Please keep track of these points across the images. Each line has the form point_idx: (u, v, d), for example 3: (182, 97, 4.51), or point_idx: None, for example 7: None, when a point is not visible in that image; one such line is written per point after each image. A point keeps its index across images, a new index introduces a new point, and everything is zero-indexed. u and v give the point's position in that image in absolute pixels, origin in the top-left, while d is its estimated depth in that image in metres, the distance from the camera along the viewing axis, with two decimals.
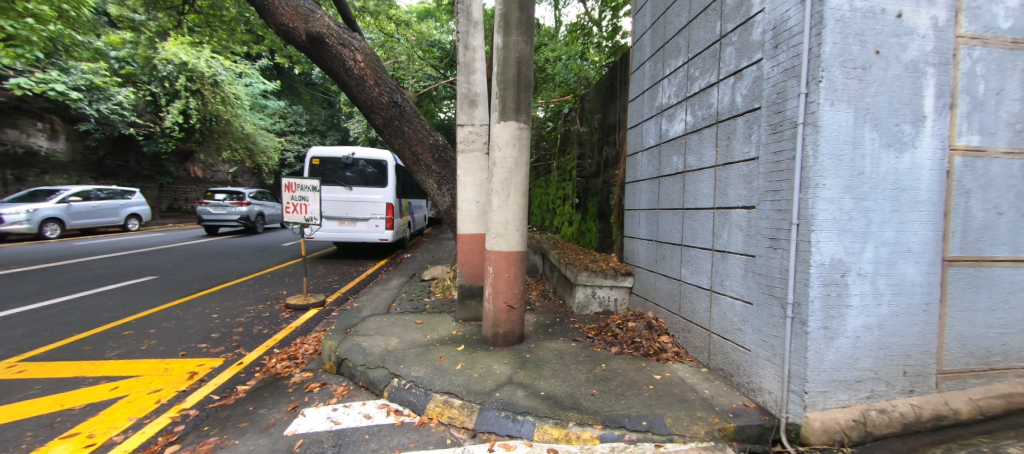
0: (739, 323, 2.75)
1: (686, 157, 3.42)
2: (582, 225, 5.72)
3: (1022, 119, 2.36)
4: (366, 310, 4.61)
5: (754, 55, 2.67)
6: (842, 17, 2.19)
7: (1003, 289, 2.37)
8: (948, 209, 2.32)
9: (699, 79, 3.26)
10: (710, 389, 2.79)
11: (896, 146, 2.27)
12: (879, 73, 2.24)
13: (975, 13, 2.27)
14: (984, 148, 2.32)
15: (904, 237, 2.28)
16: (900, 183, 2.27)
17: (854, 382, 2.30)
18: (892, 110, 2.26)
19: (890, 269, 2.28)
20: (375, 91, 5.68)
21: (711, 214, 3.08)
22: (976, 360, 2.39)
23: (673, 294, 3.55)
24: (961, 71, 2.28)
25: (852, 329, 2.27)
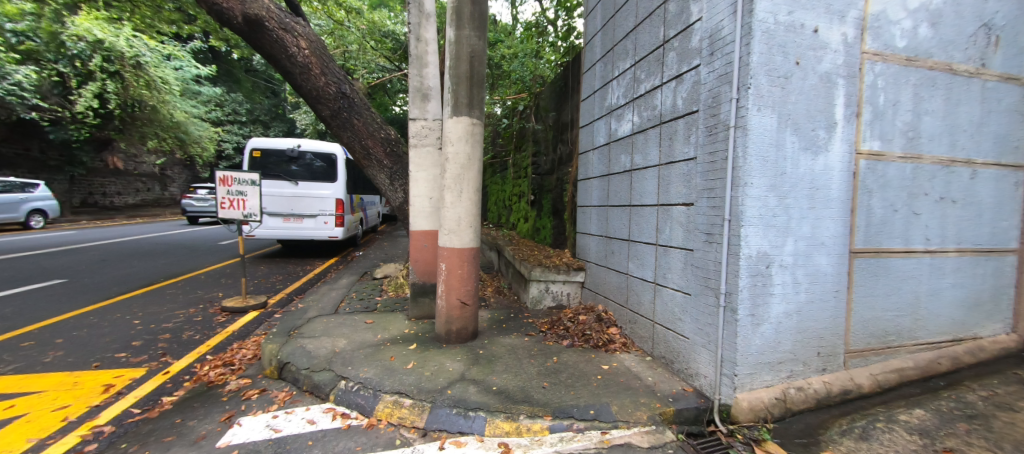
0: (679, 313, 2.93)
1: (632, 156, 3.57)
2: (537, 221, 5.80)
3: (915, 128, 2.65)
4: (312, 311, 4.39)
5: (693, 61, 2.84)
6: (768, 29, 2.38)
7: (898, 277, 2.68)
8: (854, 206, 2.59)
9: (644, 82, 3.41)
10: (653, 377, 2.95)
11: (812, 149, 2.51)
12: (799, 82, 2.46)
13: (877, 32, 2.55)
14: (884, 153, 2.61)
15: (819, 232, 2.53)
16: (815, 183, 2.52)
17: (777, 364, 2.52)
18: (810, 116, 2.50)
19: (807, 261, 2.52)
20: (321, 81, 5.39)
21: (654, 210, 3.24)
22: (877, 340, 2.69)
23: (621, 287, 3.70)
24: (865, 84, 2.55)
25: (775, 316, 2.49)
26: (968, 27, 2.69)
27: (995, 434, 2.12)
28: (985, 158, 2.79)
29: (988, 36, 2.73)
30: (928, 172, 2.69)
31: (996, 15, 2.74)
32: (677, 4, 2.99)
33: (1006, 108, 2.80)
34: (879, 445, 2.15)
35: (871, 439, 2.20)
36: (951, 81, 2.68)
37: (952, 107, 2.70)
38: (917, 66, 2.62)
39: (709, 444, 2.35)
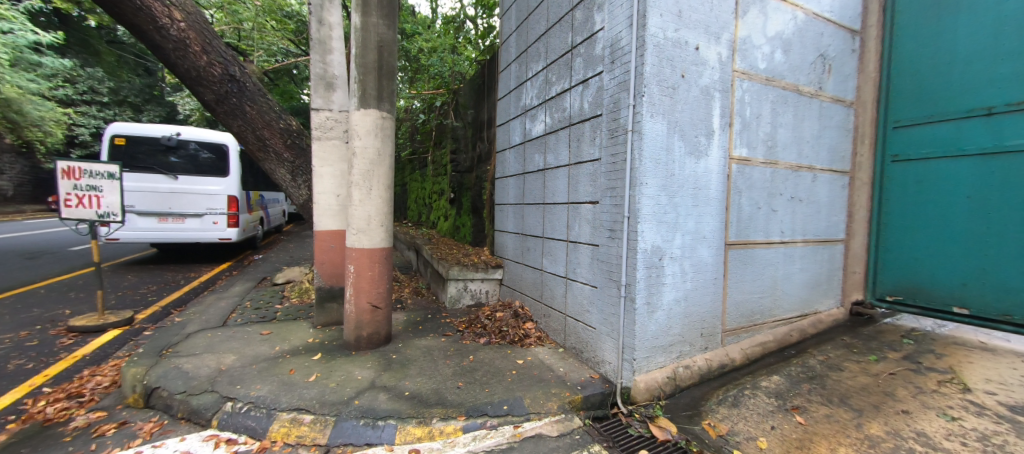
0: (587, 305, 3.11)
1: (545, 156, 3.70)
2: (457, 220, 5.73)
3: (772, 139, 3.12)
4: (194, 325, 3.82)
5: (597, 68, 3.01)
6: (658, 44, 2.62)
7: (761, 264, 3.14)
8: (728, 205, 2.97)
9: (555, 84, 3.55)
10: (564, 367, 3.09)
11: (695, 154, 2.82)
12: (684, 94, 2.75)
13: (744, 54, 2.95)
14: (750, 159, 3.03)
15: (701, 227, 2.87)
16: (698, 184, 2.84)
17: (669, 346, 2.80)
18: (693, 124, 2.80)
19: (692, 253, 2.84)
20: (202, 60, 4.76)
21: (565, 208, 3.40)
22: (746, 319, 3.13)
23: (536, 283, 3.82)
24: (735, 98, 2.94)
25: (667, 303, 2.76)
26: (810, 56, 3.24)
27: (827, 391, 2.61)
28: (822, 165, 3.39)
29: (824, 65, 3.31)
30: (782, 176, 3.19)
31: (829, 47, 3.33)
32: (583, 12, 3.15)
33: (836, 124, 3.43)
34: (746, 411, 2.52)
35: (740, 405, 2.57)
36: (798, 100, 3.21)
37: (799, 121, 3.23)
38: (774, 85, 3.09)
39: (612, 426, 2.54)
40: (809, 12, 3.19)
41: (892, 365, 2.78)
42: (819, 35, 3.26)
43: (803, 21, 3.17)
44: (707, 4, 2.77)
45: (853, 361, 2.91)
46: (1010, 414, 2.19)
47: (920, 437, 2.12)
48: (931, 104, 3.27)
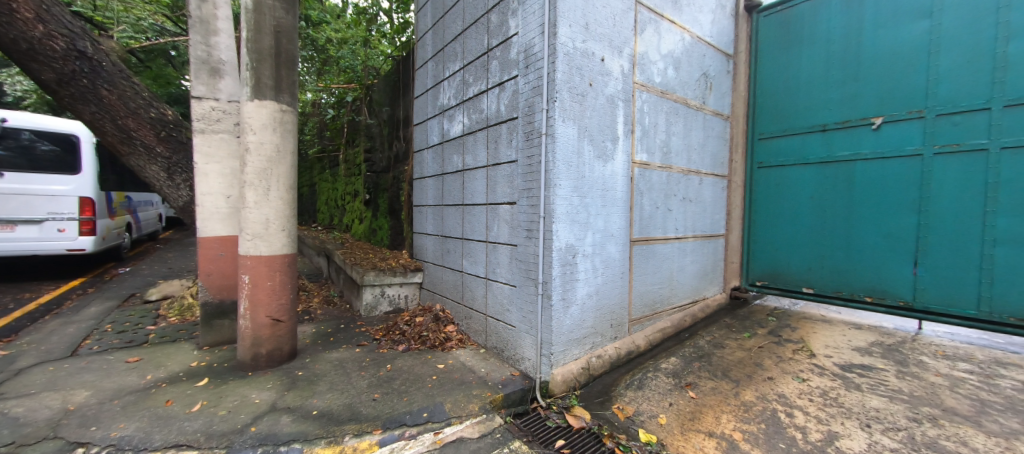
0: (507, 305, 3.17)
1: (464, 157, 3.68)
2: (373, 222, 5.43)
3: (667, 146, 3.49)
4: (26, 359, 3.06)
5: (512, 72, 3.07)
6: (568, 52, 2.76)
7: (660, 258, 3.50)
8: (631, 205, 3.25)
9: (472, 86, 3.55)
10: (485, 368, 3.10)
11: (603, 158, 3.03)
12: (592, 102, 2.94)
13: (643, 68, 3.25)
14: (649, 163, 3.35)
15: (610, 225, 3.09)
16: (606, 186, 3.06)
17: (583, 338, 2.97)
18: (600, 130, 3.01)
19: (602, 250, 3.05)
20: (35, 29, 3.87)
21: (484, 209, 3.42)
22: (648, 309, 3.44)
23: (457, 285, 3.79)
24: (636, 108, 3.23)
25: (581, 298, 2.93)
26: (695, 73, 3.69)
27: (713, 366, 2.99)
28: (706, 169, 3.89)
29: (706, 83, 3.80)
30: (676, 179, 3.58)
31: (710, 68, 3.83)
32: (497, 16, 3.21)
33: (716, 135, 3.96)
34: (649, 391, 2.77)
35: (644, 387, 2.82)
36: (687, 112, 3.64)
37: (688, 131, 3.66)
38: (667, 98, 3.46)
39: (532, 421, 2.61)
40: (693, 36, 3.63)
41: (760, 340, 3.29)
42: (702, 56, 3.73)
43: (689, 43, 3.60)
44: (610, 19, 3.00)
45: (733, 339, 3.38)
46: (840, 372, 2.73)
47: (781, 398, 2.54)
48: (785, 120, 3.94)
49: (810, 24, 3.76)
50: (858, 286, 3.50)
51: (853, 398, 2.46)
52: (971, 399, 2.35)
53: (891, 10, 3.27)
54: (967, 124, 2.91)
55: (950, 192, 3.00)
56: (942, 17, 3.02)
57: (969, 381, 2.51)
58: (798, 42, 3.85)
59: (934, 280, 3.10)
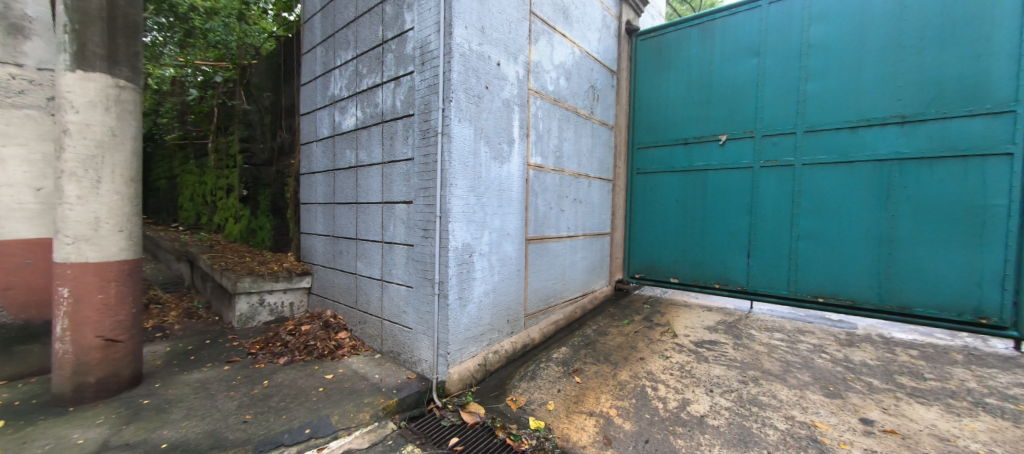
0: (403, 306, 3.08)
1: (357, 152, 3.48)
2: (253, 221, 4.81)
3: (559, 150, 3.74)
4: None
5: (408, 67, 3.00)
6: (464, 53, 2.79)
7: (553, 255, 3.74)
8: (526, 205, 3.41)
9: (366, 78, 3.37)
10: (380, 373, 2.98)
11: (499, 159, 3.13)
12: (487, 104, 3.01)
13: (537, 75, 3.44)
14: (543, 166, 3.56)
15: (506, 225, 3.20)
16: (502, 186, 3.16)
17: (480, 335, 3.03)
18: (496, 132, 3.10)
19: (498, 248, 3.15)
20: None
21: (379, 208, 3.27)
22: (543, 303, 3.65)
23: (351, 289, 3.58)
24: (530, 113, 3.40)
25: (477, 296, 2.99)
26: (584, 85, 4.02)
27: (597, 352, 3.31)
28: (594, 173, 4.27)
29: (594, 94, 4.16)
30: (567, 181, 3.87)
31: (597, 81, 4.22)
32: (392, 8, 3.09)
33: (603, 142, 4.37)
34: (541, 381, 2.95)
35: (536, 377, 2.99)
36: (577, 120, 3.95)
37: (578, 138, 3.98)
38: (559, 106, 3.72)
39: (426, 422, 2.57)
40: (582, 50, 3.96)
41: (636, 325, 3.74)
42: (590, 70, 4.08)
43: (579, 56, 3.91)
44: (506, 26, 3.10)
45: (614, 326, 3.78)
46: (694, 348, 3.24)
47: (649, 375, 2.92)
48: (657, 133, 4.52)
49: (675, 51, 4.37)
50: (710, 275, 4.18)
51: (702, 369, 2.94)
52: (780, 361, 2.99)
53: (732, 47, 3.98)
54: (781, 144, 3.70)
55: (771, 197, 3.78)
56: (766, 57, 3.78)
57: (780, 347, 3.18)
58: (667, 66, 4.44)
59: (760, 268, 3.86)
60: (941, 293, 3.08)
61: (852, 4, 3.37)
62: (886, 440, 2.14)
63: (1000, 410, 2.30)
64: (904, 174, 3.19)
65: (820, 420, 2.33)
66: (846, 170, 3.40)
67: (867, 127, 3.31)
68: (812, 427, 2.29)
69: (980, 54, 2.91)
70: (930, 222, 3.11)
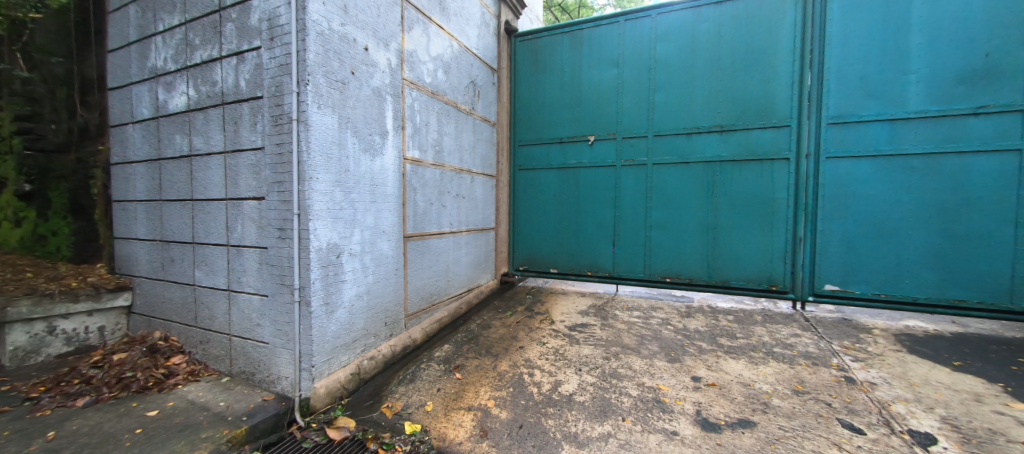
0: (256, 319, 2.66)
1: (191, 139, 2.89)
2: (38, 225, 3.24)
3: (439, 145, 3.66)
4: None
5: (253, 41, 2.57)
6: (322, 33, 2.50)
7: (435, 252, 3.66)
8: (403, 201, 3.25)
9: (199, 49, 2.81)
10: (226, 400, 2.53)
11: (370, 151, 2.90)
12: (354, 91, 2.75)
13: (412, 65, 3.29)
14: (421, 160, 3.43)
15: (380, 221, 3.00)
16: (374, 181, 2.94)
17: (352, 342, 2.78)
18: (366, 122, 2.86)
19: (372, 247, 2.93)
20: None
21: (222, 206, 2.77)
22: (425, 301, 3.54)
23: (188, 303, 2.98)
24: (405, 104, 3.24)
25: (347, 300, 2.74)
26: (464, 80, 4.00)
27: (479, 346, 3.34)
28: (477, 169, 4.30)
29: (474, 90, 4.18)
30: (449, 177, 3.82)
31: (478, 77, 4.24)
32: None
33: (485, 139, 4.42)
34: (420, 382, 2.86)
35: (415, 379, 2.89)
36: (457, 115, 3.92)
37: (459, 133, 3.95)
38: (438, 99, 3.63)
39: (284, 448, 2.26)
40: (461, 45, 3.92)
41: (518, 316, 3.90)
42: (470, 66, 4.08)
43: (457, 50, 3.87)
44: (374, 8, 2.88)
45: (498, 318, 3.88)
46: (568, 332, 3.51)
47: (527, 362, 3.05)
48: (536, 132, 4.75)
49: (550, 55, 4.64)
50: (583, 264, 4.57)
51: (573, 350, 3.19)
52: (637, 335, 3.40)
53: (597, 56, 4.37)
54: (637, 146, 4.21)
55: (630, 192, 4.28)
56: (623, 68, 4.25)
57: (638, 323, 3.63)
58: (543, 68, 4.69)
59: (623, 255, 4.36)
60: (748, 269, 3.87)
61: (685, 29, 3.98)
62: (708, 392, 2.59)
63: (781, 356, 2.97)
64: (723, 173, 3.90)
65: (663, 383, 2.71)
66: (684, 169, 4.04)
67: (698, 133, 3.96)
68: (657, 390, 2.64)
69: (769, 79, 3.70)
70: (740, 212, 3.87)
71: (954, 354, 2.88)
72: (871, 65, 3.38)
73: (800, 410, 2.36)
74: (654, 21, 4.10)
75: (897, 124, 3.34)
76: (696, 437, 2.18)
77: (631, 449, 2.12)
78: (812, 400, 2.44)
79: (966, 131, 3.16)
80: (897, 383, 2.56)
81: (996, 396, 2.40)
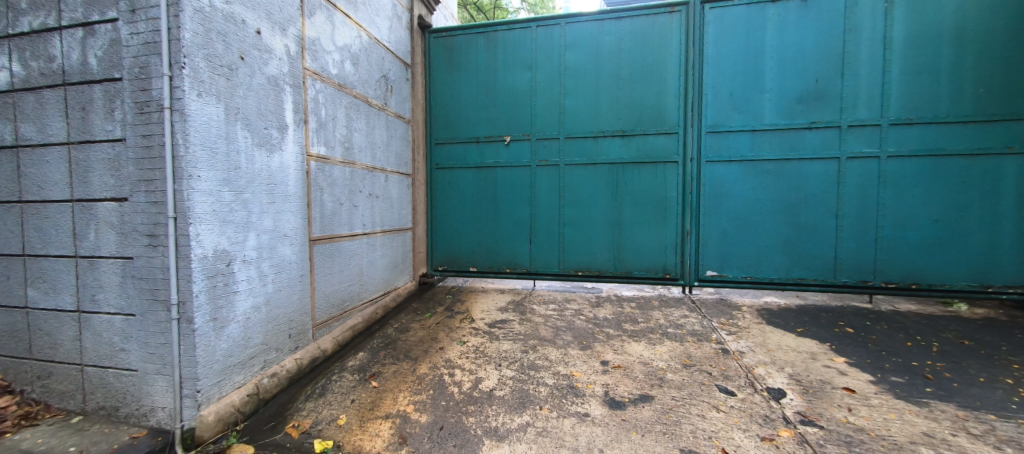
0: (120, 343, 2.24)
1: (17, 125, 2.32)
2: None
3: (348, 141, 3.44)
4: None
5: (106, 12, 2.15)
6: (201, 10, 2.17)
7: (346, 255, 3.44)
8: (308, 201, 2.99)
9: (27, 15, 2.26)
10: (78, 444, 2.09)
11: (266, 147, 2.61)
12: (245, 78, 2.45)
13: (314, 54, 3.03)
14: (328, 157, 3.20)
15: (280, 224, 2.72)
16: (272, 179, 2.65)
17: (248, 359, 2.49)
18: (260, 114, 2.56)
19: (271, 252, 2.65)
20: None
21: (67, 208, 2.27)
22: (336, 308, 3.32)
23: (17, 330, 2.39)
24: (308, 96, 2.98)
25: (241, 313, 2.43)
26: (375, 74, 3.81)
27: (397, 351, 3.23)
28: (392, 168, 4.14)
29: (387, 85, 4.01)
30: (360, 175, 3.62)
31: (390, 71, 4.07)
32: None
33: (400, 136, 4.27)
34: (331, 396, 2.66)
35: (326, 393, 2.69)
36: (368, 110, 3.72)
37: (370, 129, 3.76)
38: (346, 92, 3.41)
39: None
40: (370, 36, 3.73)
41: (438, 317, 3.87)
42: (381, 59, 3.90)
43: (367, 42, 3.67)
44: None
45: (416, 321, 3.81)
46: (487, 329, 3.57)
47: (447, 362, 3.04)
48: (454, 130, 4.72)
49: (465, 54, 4.64)
50: (502, 260, 4.67)
51: (493, 347, 3.25)
52: (552, 327, 3.59)
53: (512, 58, 4.49)
54: (550, 147, 4.43)
55: (544, 191, 4.49)
56: (536, 71, 4.43)
57: (553, 315, 3.84)
58: (459, 67, 4.67)
59: (539, 251, 4.56)
60: (647, 260, 4.31)
61: (591, 39, 4.29)
62: (614, 373, 2.84)
63: (674, 335, 3.38)
64: (625, 174, 4.29)
65: (576, 370, 2.90)
66: (592, 169, 4.36)
67: (603, 137, 4.30)
68: (570, 377, 2.82)
69: (661, 90, 4.16)
70: (639, 209, 4.29)
71: (799, 322, 3.55)
72: (738, 83, 3.99)
73: (688, 381, 2.71)
74: (563, 29, 4.34)
75: (757, 134, 3.99)
76: (605, 416, 2.37)
77: (547, 435, 2.23)
78: (697, 371, 2.82)
79: (804, 142, 3.90)
80: (759, 350, 3.08)
81: (825, 353, 3.02)
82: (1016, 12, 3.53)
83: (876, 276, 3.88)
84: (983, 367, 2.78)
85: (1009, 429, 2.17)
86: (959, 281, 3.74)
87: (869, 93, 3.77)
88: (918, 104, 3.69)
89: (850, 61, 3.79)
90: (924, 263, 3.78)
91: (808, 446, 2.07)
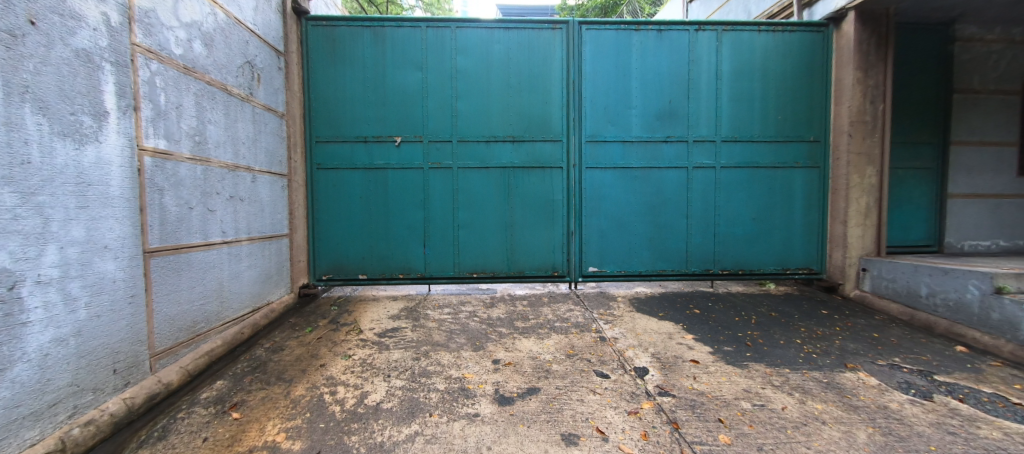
0: None
1: None
2: None
3: (199, 134, 2.95)
4: None
5: None
6: None
7: (198, 269, 2.94)
8: (142, 205, 2.47)
9: None
10: None
11: (74, 137, 2.05)
12: (38, 49, 1.88)
13: (148, 29, 2.51)
14: (171, 153, 2.69)
15: (97, 234, 2.17)
16: (85, 178, 2.10)
17: (46, 408, 1.92)
18: (64, 95, 2.00)
19: (85, 270, 2.10)
20: None
21: None
22: (184, 332, 2.81)
23: None
24: (139, 78, 2.45)
25: (35, 350, 1.86)
26: (236, 59, 3.33)
27: (267, 374, 2.87)
28: (260, 167, 3.67)
29: (252, 73, 3.53)
30: (217, 175, 3.12)
31: (256, 58, 3.60)
32: None
33: (270, 131, 3.80)
34: (175, 437, 2.23)
35: (167, 436, 2.24)
36: (227, 99, 3.23)
37: (230, 122, 3.27)
38: (194, 77, 2.90)
39: None
40: (228, 14, 3.23)
41: (320, 331, 3.57)
42: (243, 42, 3.41)
43: (223, 21, 3.17)
44: None
45: (294, 338, 3.46)
46: (377, 339, 3.40)
47: (329, 380, 2.81)
48: (337, 128, 4.39)
49: (349, 47, 4.34)
50: (395, 265, 4.49)
51: (382, 358, 3.11)
52: (446, 331, 3.57)
53: (401, 57, 4.35)
54: (442, 150, 4.41)
55: (438, 194, 4.44)
56: (427, 72, 4.36)
57: (448, 319, 3.82)
58: (342, 60, 4.35)
59: (433, 255, 4.49)
60: (538, 259, 4.56)
61: (481, 46, 4.39)
62: (505, 370, 2.94)
63: (560, 329, 3.64)
64: (516, 178, 4.48)
65: (468, 371, 2.92)
66: (485, 173, 4.45)
67: (495, 142, 4.43)
68: (463, 379, 2.83)
69: (546, 100, 4.45)
70: (530, 211, 4.52)
71: (660, 308, 4.13)
72: (610, 99, 4.49)
73: (570, 370, 2.95)
74: (454, 32, 4.35)
75: (627, 144, 4.54)
76: (494, 414, 2.43)
77: (436, 441, 2.19)
78: (578, 359, 3.09)
79: (662, 153, 4.56)
80: (629, 335, 3.50)
81: (678, 332, 3.57)
82: (800, 59, 4.63)
83: (716, 265, 4.72)
84: (784, 332, 3.58)
85: (798, 378, 2.83)
86: (770, 266, 4.76)
87: (708, 115, 4.58)
88: (740, 125, 4.61)
89: (694, 87, 4.55)
90: (747, 253, 4.72)
91: (663, 414, 2.41)
